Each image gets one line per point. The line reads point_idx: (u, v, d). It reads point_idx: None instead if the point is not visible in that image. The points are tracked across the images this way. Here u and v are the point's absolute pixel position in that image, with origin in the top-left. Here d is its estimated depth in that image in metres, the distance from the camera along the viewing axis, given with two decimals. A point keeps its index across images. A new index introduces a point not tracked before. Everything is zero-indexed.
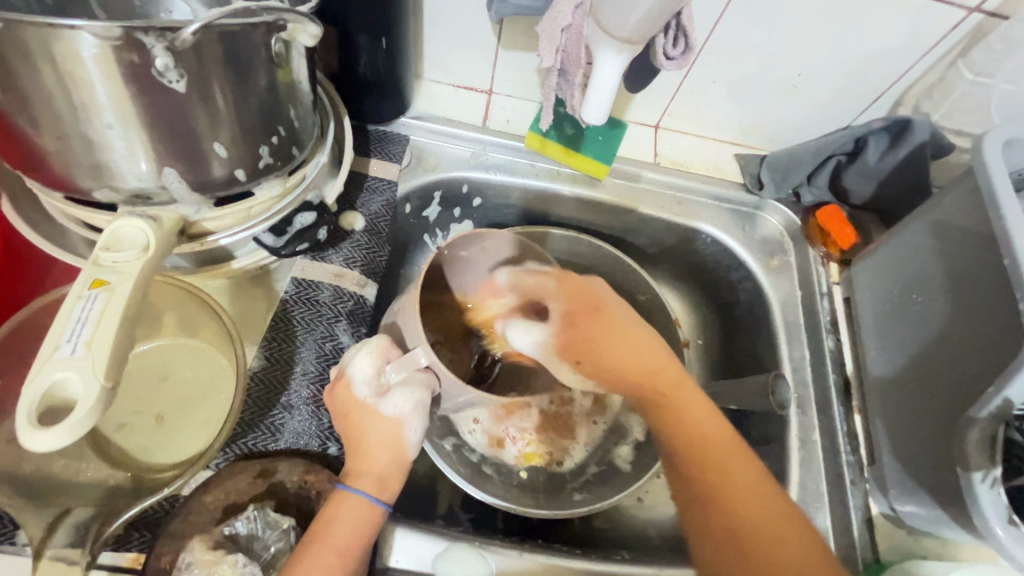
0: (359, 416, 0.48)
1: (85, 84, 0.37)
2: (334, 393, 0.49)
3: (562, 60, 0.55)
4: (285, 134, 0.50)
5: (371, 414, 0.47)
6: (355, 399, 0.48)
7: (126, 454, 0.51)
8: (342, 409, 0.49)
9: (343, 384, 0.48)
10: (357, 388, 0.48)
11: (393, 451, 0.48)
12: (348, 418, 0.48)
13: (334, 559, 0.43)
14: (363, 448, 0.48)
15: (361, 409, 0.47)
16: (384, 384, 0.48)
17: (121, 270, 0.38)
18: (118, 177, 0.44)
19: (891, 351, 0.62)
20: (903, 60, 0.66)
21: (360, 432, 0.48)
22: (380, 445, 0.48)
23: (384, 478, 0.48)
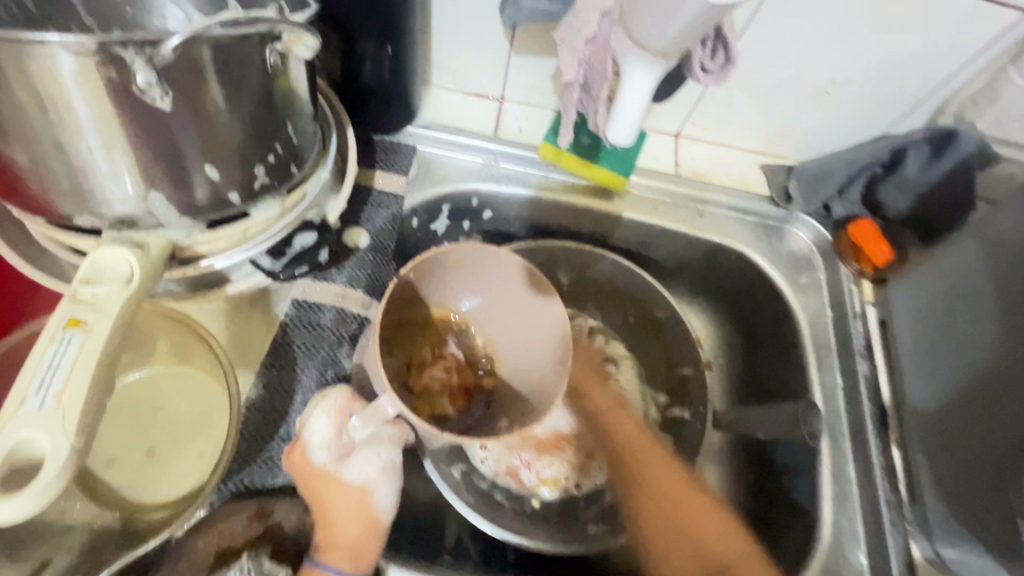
0: (321, 484, 0.46)
1: (61, 103, 0.34)
2: (290, 463, 0.46)
3: (585, 73, 0.51)
4: (282, 151, 0.46)
5: (333, 481, 0.46)
6: (314, 467, 0.45)
7: (113, 493, 0.48)
8: (301, 478, 0.46)
9: (299, 452, 0.45)
10: (315, 455, 0.45)
11: (361, 518, 0.47)
12: (309, 487, 0.46)
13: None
14: (329, 516, 0.46)
15: (322, 477, 0.45)
16: (345, 446, 0.45)
17: (101, 306, 0.35)
18: (100, 202, 0.40)
19: (933, 381, 0.58)
20: (946, 65, 0.61)
21: (324, 502, 0.46)
22: (349, 514, 0.46)
23: (358, 549, 0.46)
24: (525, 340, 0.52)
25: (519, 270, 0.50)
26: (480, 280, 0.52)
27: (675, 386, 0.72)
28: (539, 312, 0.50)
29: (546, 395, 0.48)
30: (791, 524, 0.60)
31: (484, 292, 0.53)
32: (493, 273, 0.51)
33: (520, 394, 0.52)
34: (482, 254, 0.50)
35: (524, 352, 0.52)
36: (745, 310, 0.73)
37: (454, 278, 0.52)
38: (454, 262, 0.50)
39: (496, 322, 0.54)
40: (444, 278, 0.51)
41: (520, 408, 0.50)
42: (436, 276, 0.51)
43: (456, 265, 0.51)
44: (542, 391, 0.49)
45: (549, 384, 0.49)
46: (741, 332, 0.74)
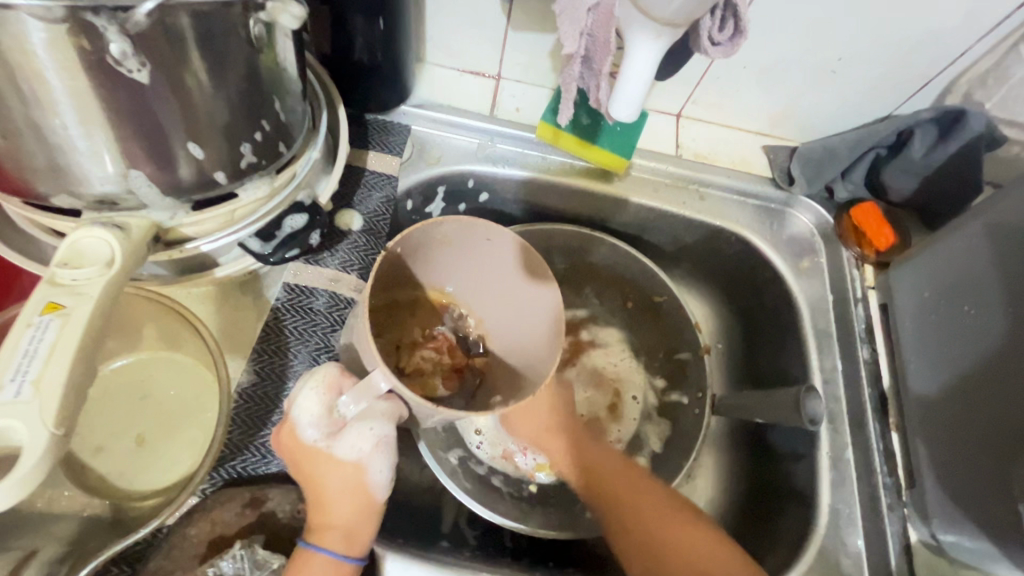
0: (312, 463, 0.43)
1: (31, 74, 0.32)
2: (280, 440, 0.44)
3: (586, 45, 0.48)
4: (270, 128, 0.44)
5: (324, 459, 0.43)
6: (305, 446, 0.42)
7: (103, 482, 0.47)
8: (291, 457, 0.43)
9: (288, 429, 0.43)
10: (305, 433, 0.42)
11: (356, 497, 0.44)
12: (300, 465, 0.43)
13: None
14: (321, 496, 0.44)
15: (312, 455, 0.43)
16: (337, 422, 0.42)
17: (81, 291, 0.33)
18: (78, 181, 0.38)
19: (933, 366, 0.57)
20: (956, 43, 0.59)
21: (317, 478, 0.43)
22: (343, 489, 0.44)
23: (352, 526, 0.44)
24: (517, 318, 0.51)
25: (510, 247, 0.48)
26: (469, 258, 0.50)
27: (673, 371, 0.72)
28: (529, 291, 0.48)
29: (534, 375, 0.47)
30: (788, 508, 0.60)
31: (474, 269, 0.51)
32: (483, 250, 0.49)
33: (510, 370, 0.52)
34: (470, 232, 0.47)
35: (516, 329, 0.52)
36: (744, 295, 0.73)
37: (442, 256, 0.50)
38: (441, 241, 0.48)
39: (487, 299, 0.53)
40: (431, 257, 0.49)
41: (510, 384, 0.51)
42: (425, 253, 0.48)
43: (446, 242, 0.48)
44: (530, 371, 0.48)
45: (537, 364, 0.48)
46: (739, 316, 0.74)
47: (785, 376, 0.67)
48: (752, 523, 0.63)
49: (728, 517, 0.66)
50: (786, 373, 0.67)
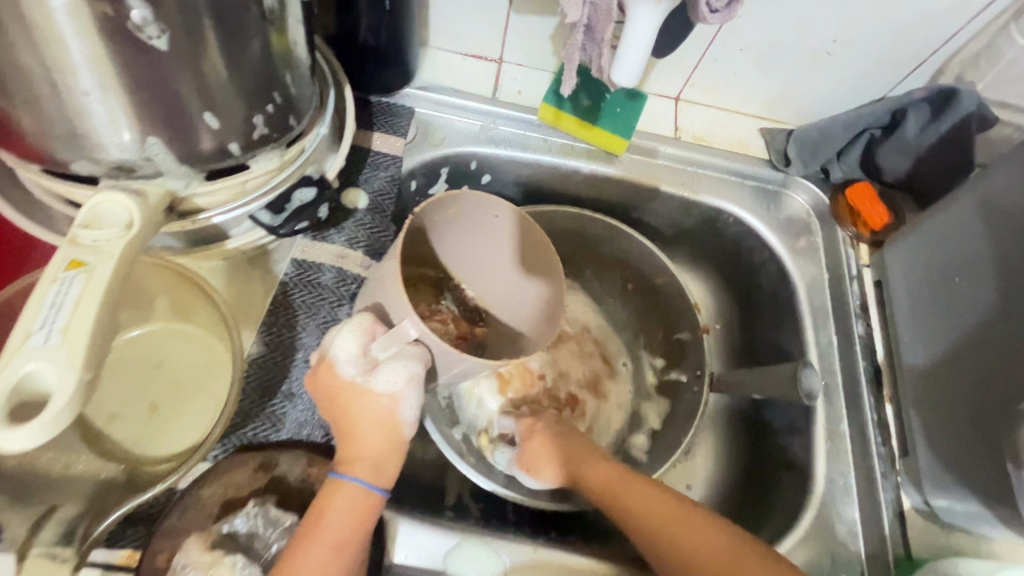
0: (347, 399, 0.43)
1: (52, 39, 0.33)
2: (317, 376, 0.44)
3: (589, 15, 0.50)
4: (281, 101, 0.46)
5: (359, 395, 0.43)
6: (341, 381, 0.43)
7: (117, 447, 0.48)
8: (327, 393, 0.44)
9: (325, 366, 0.43)
10: (342, 369, 0.42)
11: (387, 431, 0.44)
12: (335, 401, 0.44)
13: (328, 553, 0.41)
14: (353, 431, 0.44)
15: (348, 391, 0.43)
16: (372, 361, 0.42)
17: (103, 250, 0.35)
18: (97, 147, 0.40)
19: (925, 339, 0.59)
20: (947, 24, 0.61)
21: (350, 414, 0.44)
22: (373, 427, 0.44)
23: (379, 462, 0.45)
24: (518, 288, 0.55)
25: (515, 224, 0.50)
26: (475, 233, 0.52)
27: (672, 350, 0.73)
28: (533, 266, 0.52)
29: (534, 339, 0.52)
30: (786, 480, 0.62)
31: (477, 245, 0.54)
32: (489, 226, 0.51)
33: (511, 337, 0.55)
34: (481, 208, 0.49)
35: (518, 298, 0.55)
36: (741, 276, 0.74)
37: (450, 232, 0.52)
38: (452, 215, 0.50)
39: (489, 270, 0.56)
40: (441, 232, 0.51)
41: (511, 349, 0.54)
42: (437, 226, 0.50)
43: (457, 216, 0.50)
44: (531, 335, 0.52)
45: (537, 331, 0.52)
46: (736, 297, 0.75)
47: (781, 352, 0.68)
48: (750, 496, 0.65)
49: (727, 491, 0.68)
50: (781, 349, 0.68)
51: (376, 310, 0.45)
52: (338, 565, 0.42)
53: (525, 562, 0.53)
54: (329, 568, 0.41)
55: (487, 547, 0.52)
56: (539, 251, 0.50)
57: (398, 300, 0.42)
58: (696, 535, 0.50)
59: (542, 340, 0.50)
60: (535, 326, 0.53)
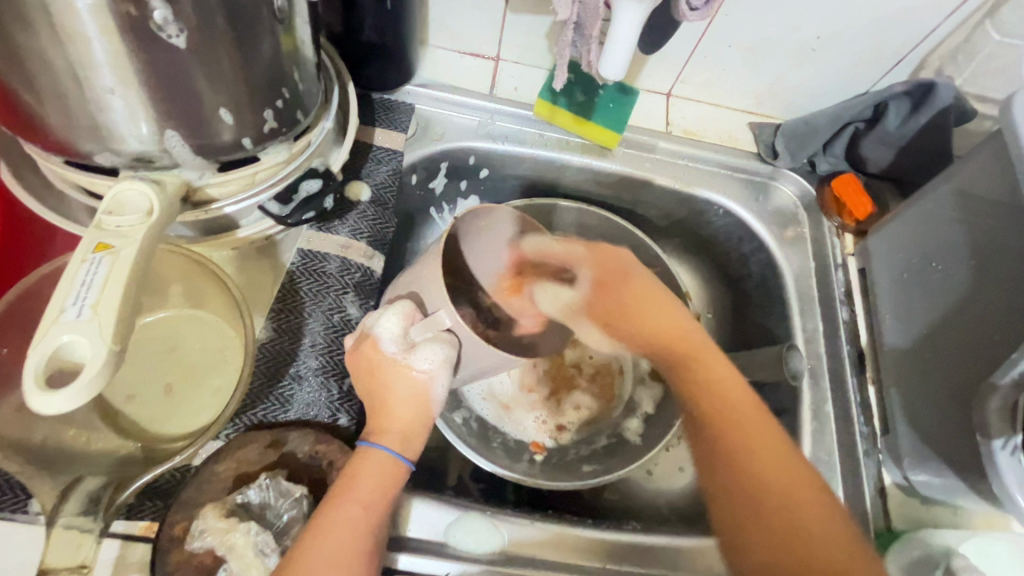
0: (386, 373, 0.47)
1: (79, 38, 0.35)
2: (357, 352, 0.48)
3: (578, 12, 0.52)
4: (289, 96, 0.48)
5: (396, 372, 0.46)
6: (382, 358, 0.46)
7: (135, 425, 0.50)
8: (366, 368, 0.47)
9: (368, 343, 0.47)
10: (384, 346, 0.46)
11: (418, 409, 0.48)
12: (373, 375, 0.47)
13: (359, 511, 0.44)
14: (385, 404, 0.47)
15: (388, 367, 0.47)
16: (411, 342, 0.47)
17: (126, 234, 0.37)
18: (117, 139, 0.42)
19: (905, 322, 0.61)
20: (926, 19, 0.63)
21: (385, 391, 0.47)
22: (406, 404, 0.47)
23: (407, 432, 0.47)
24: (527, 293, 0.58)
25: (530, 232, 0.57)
26: (493, 246, 0.57)
27: None
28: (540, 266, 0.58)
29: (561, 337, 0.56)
30: None
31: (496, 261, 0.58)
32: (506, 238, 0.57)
33: (523, 342, 0.55)
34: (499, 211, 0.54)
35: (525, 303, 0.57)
36: (730, 266, 0.77)
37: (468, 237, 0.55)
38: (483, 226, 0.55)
39: (496, 275, 0.57)
40: (467, 242, 0.55)
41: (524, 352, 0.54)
42: (468, 236, 0.55)
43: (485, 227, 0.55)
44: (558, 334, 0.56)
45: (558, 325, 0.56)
46: (727, 286, 0.78)
47: (769, 337, 0.71)
48: None
49: None
50: (770, 334, 0.71)
51: (415, 298, 0.49)
52: (366, 523, 0.44)
53: (524, 538, 0.55)
54: (358, 524, 0.43)
55: (486, 519, 0.55)
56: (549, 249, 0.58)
57: (436, 287, 0.46)
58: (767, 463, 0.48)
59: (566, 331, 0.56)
60: (547, 326, 0.56)
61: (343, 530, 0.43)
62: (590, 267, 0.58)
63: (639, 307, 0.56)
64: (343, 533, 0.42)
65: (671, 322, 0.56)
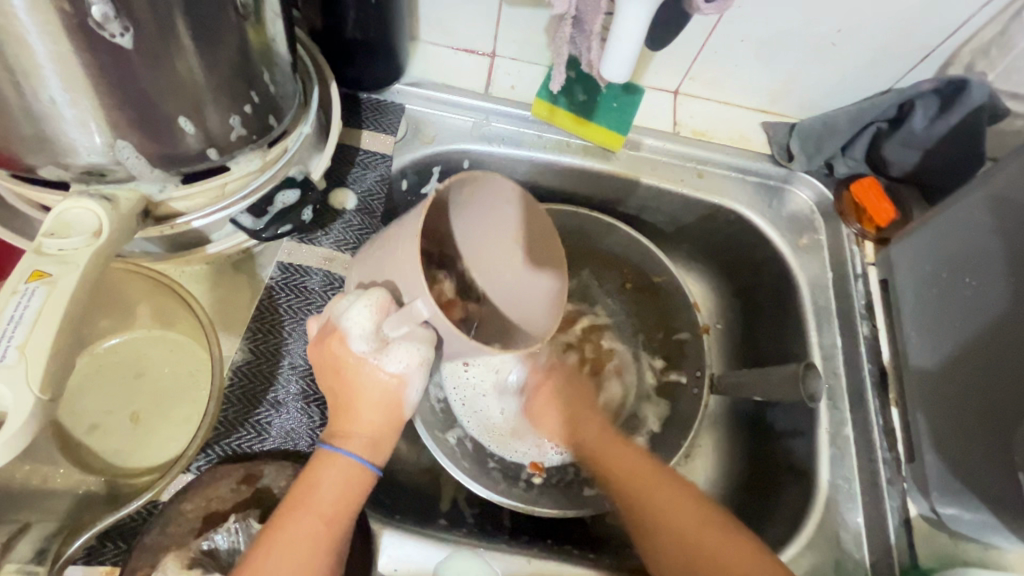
0: (354, 373, 0.42)
1: (9, 39, 0.31)
2: (323, 345, 0.43)
3: (577, 6, 0.48)
4: (259, 100, 0.44)
5: (369, 371, 0.42)
6: (349, 356, 0.42)
7: (98, 458, 0.47)
8: (332, 364, 0.43)
9: (335, 338, 0.42)
10: (353, 343, 0.41)
11: (389, 410, 0.44)
12: (340, 373, 0.43)
13: (319, 525, 0.42)
14: (354, 406, 0.44)
15: (357, 367, 0.42)
16: (383, 339, 0.41)
17: (68, 260, 0.33)
18: (65, 151, 0.38)
19: (933, 340, 0.56)
20: (958, 11, 0.58)
21: (353, 390, 0.43)
22: (375, 406, 0.43)
23: (376, 440, 0.45)
24: (524, 282, 0.53)
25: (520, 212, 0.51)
26: (482, 217, 0.52)
27: (671, 351, 0.71)
28: (543, 261, 0.52)
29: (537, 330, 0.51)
30: (787, 485, 0.60)
31: (487, 239, 0.54)
32: (498, 212, 0.51)
33: (504, 327, 0.53)
34: (494, 190, 0.50)
35: (517, 292, 0.54)
36: (741, 275, 0.72)
37: (459, 212, 0.52)
38: (467, 197, 0.50)
39: (482, 256, 0.54)
40: (454, 211, 0.51)
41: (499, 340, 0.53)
42: (453, 205, 0.51)
43: (471, 197, 0.50)
44: (544, 327, 0.50)
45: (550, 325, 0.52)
46: (738, 296, 0.73)
47: (783, 353, 0.66)
48: (749, 503, 0.63)
49: (729, 494, 0.66)
50: (784, 350, 0.66)
51: (390, 288, 0.43)
52: (327, 537, 0.42)
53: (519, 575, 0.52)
54: (318, 538, 0.41)
55: (479, 559, 0.50)
56: (546, 248, 0.52)
57: (415, 279, 0.40)
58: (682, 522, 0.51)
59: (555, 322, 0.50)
60: (538, 314, 0.52)
61: (301, 544, 0.41)
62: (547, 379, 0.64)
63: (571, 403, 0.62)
64: (302, 547, 0.41)
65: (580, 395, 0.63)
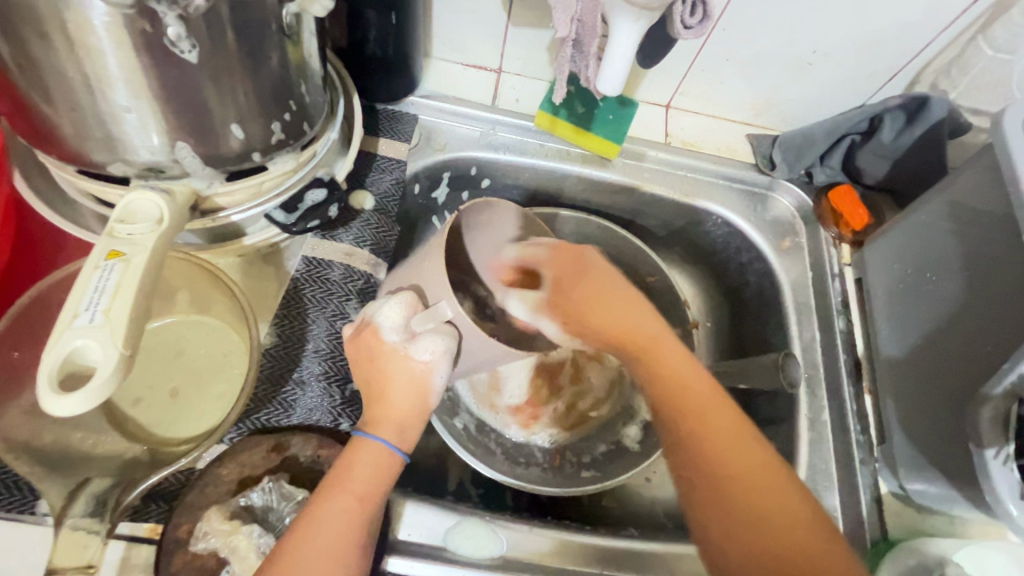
0: (386, 362, 0.47)
1: (97, 54, 0.37)
2: (358, 339, 0.48)
3: (577, 30, 0.54)
4: (296, 108, 0.50)
5: (399, 360, 0.47)
6: (382, 346, 0.47)
7: (141, 428, 0.51)
8: (366, 354, 0.48)
9: (369, 330, 0.47)
10: (386, 335, 0.47)
11: (417, 398, 0.48)
12: (373, 363, 0.48)
13: (353, 503, 0.44)
14: (384, 395, 0.48)
15: (388, 356, 0.47)
16: (411, 331, 0.47)
17: (137, 242, 0.39)
18: (129, 150, 0.43)
19: (901, 332, 0.62)
20: (920, 36, 0.65)
21: (385, 378, 0.47)
22: (404, 394, 0.47)
23: (404, 427, 0.48)
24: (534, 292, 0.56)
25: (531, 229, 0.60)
26: (496, 238, 0.59)
27: None
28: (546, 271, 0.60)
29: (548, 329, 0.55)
30: None
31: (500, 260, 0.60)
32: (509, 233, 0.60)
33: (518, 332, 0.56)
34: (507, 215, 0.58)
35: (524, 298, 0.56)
36: (728, 275, 0.78)
37: (474, 236, 0.58)
38: (484, 221, 0.56)
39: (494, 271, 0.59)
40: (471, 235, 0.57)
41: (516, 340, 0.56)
42: (470, 229, 0.56)
43: (487, 222, 0.57)
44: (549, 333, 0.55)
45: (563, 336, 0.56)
46: (727, 296, 0.78)
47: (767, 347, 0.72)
48: None
49: None
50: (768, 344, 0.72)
51: (416, 290, 0.48)
52: (359, 515, 0.44)
53: (523, 543, 0.56)
54: (352, 516, 0.44)
55: (487, 525, 0.56)
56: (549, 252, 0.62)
57: (438, 282, 0.45)
58: (724, 449, 0.48)
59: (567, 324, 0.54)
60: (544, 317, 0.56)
61: (336, 520, 0.43)
62: (551, 265, 0.55)
63: (592, 297, 0.53)
64: (337, 524, 0.43)
65: (625, 312, 0.53)
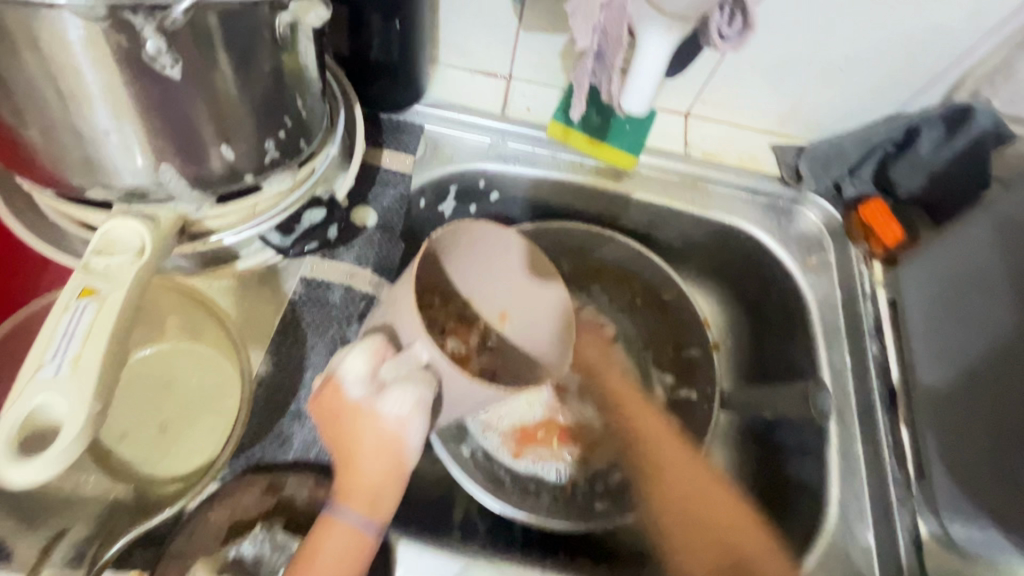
0: (352, 420, 0.43)
1: (71, 71, 0.33)
2: (323, 396, 0.44)
3: (599, 42, 0.49)
4: (292, 124, 0.46)
5: (367, 419, 0.42)
6: (347, 404, 0.42)
7: (126, 467, 0.48)
8: (331, 412, 0.44)
9: (333, 385, 0.42)
10: (348, 391, 0.42)
11: (388, 459, 0.44)
12: (340, 421, 0.43)
13: None
14: (355, 459, 0.44)
15: (354, 414, 0.42)
16: (379, 382, 0.41)
17: (115, 276, 0.35)
18: (111, 174, 0.40)
19: (942, 360, 0.58)
20: (964, 40, 0.60)
21: (354, 438, 0.43)
22: (374, 456, 0.44)
23: (376, 496, 0.44)
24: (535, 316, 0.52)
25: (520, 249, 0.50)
26: (482, 260, 0.51)
27: (683, 367, 0.72)
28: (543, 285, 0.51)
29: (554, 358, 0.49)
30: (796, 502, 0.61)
31: (490, 284, 0.53)
32: (496, 254, 0.51)
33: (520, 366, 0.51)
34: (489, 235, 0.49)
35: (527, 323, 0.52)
36: (750, 292, 0.73)
37: (456, 263, 0.51)
38: (464, 244, 0.49)
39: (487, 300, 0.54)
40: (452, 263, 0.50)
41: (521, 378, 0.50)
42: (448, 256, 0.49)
43: (468, 243, 0.49)
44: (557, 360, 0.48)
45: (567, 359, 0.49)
46: (750, 313, 0.73)
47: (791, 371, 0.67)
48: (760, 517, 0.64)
49: None
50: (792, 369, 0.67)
51: (388, 330, 0.42)
52: None
53: None
54: None
55: (493, 568, 0.53)
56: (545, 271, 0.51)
57: (410, 320, 0.40)
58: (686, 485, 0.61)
59: (566, 355, 0.48)
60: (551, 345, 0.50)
61: None
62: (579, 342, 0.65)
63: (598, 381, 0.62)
64: None
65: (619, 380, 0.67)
